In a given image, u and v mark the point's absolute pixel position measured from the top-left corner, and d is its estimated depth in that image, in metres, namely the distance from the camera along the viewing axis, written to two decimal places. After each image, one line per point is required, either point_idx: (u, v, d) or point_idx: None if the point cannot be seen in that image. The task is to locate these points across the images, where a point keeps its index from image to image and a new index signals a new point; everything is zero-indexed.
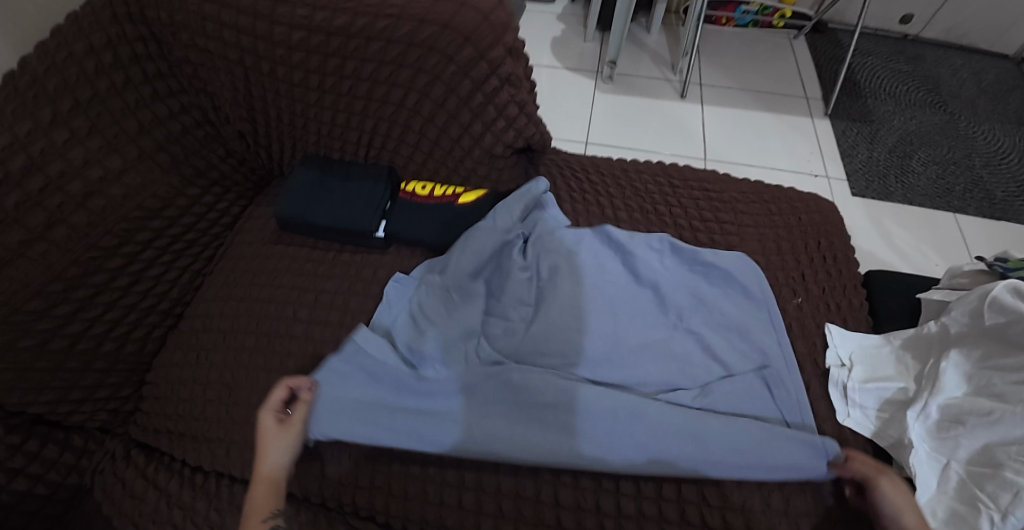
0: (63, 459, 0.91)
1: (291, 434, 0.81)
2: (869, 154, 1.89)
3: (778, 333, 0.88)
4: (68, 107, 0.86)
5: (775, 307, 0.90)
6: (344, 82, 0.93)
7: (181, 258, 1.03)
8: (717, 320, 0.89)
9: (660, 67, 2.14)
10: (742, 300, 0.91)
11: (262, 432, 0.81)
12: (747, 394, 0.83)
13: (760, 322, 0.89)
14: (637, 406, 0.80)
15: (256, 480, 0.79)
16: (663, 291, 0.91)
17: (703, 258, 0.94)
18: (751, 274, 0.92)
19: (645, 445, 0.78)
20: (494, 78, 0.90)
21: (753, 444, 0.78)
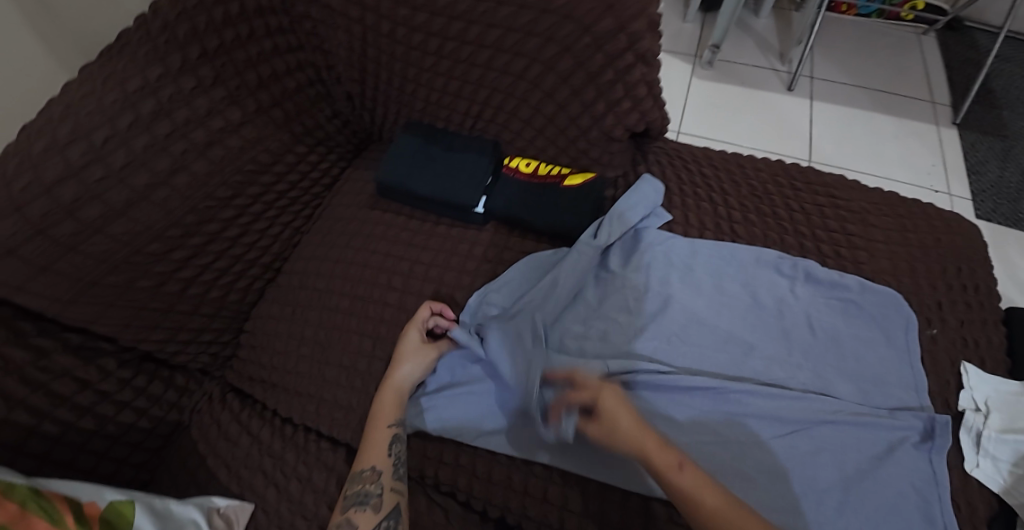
0: (166, 396, 0.95)
1: (424, 352, 0.85)
2: (1000, 173, 1.73)
3: (914, 373, 0.80)
4: (196, 55, 0.87)
5: (915, 346, 0.81)
6: (466, 48, 0.91)
7: (285, 214, 1.04)
8: (850, 361, 0.81)
9: (768, 55, 2.00)
10: (883, 343, 0.82)
11: (400, 346, 0.86)
12: (872, 447, 0.75)
13: (888, 353, 0.81)
14: (749, 443, 0.75)
15: (387, 389, 0.83)
16: (785, 318, 0.85)
17: (844, 293, 0.85)
18: (897, 316, 0.83)
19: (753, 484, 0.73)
20: (629, 54, 0.85)
21: (866, 507, 0.71)
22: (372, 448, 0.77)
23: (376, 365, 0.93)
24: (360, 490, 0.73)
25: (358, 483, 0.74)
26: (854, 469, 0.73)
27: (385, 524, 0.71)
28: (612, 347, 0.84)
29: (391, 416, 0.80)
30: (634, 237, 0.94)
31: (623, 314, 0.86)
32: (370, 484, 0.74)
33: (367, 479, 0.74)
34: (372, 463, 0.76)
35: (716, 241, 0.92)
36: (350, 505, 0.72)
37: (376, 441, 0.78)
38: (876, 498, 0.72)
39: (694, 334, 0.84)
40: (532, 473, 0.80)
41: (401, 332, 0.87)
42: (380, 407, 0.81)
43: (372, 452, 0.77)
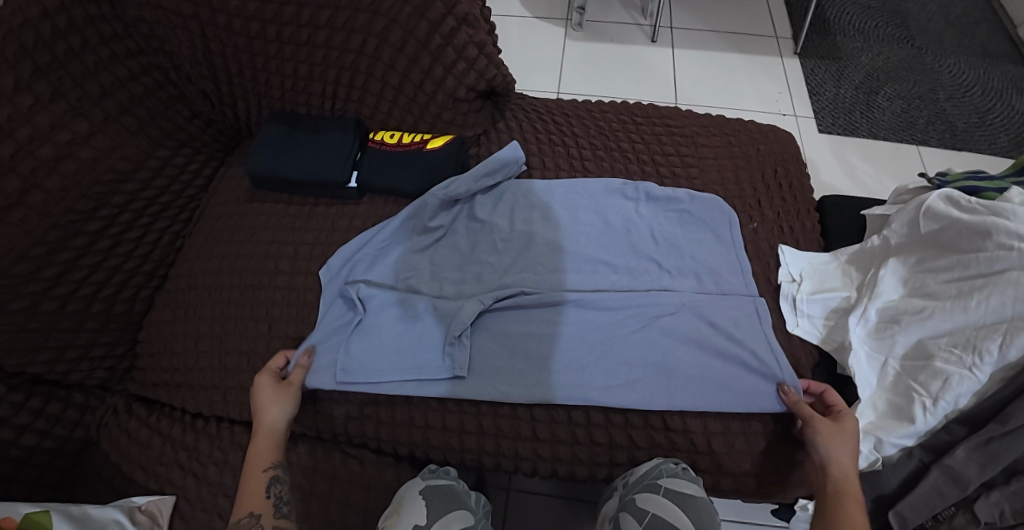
0: (67, 415, 0.96)
1: (290, 390, 0.85)
2: (836, 91, 1.94)
3: (741, 263, 0.94)
4: (29, 72, 0.88)
5: (740, 241, 0.95)
6: (303, 31, 0.96)
7: (159, 220, 1.06)
8: (690, 259, 0.94)
9: (630, 11, 2.13)
10: (713, 241, 0.96)
11: (260, 390, 0.85)
12: (709, 327, 0.88)
13: (719, 250, 0.95)
14: (610, 340, 0.87)
15: (258, 434, 0.82)
16: (633, 235, 0.97)
17: (678, 205, 0.99)
18: (721, 216, 0.98)
19: (613, 374, 0.84)
20: (450, 18, 0.93)
21: (709, 378, 0.84)
22: (249, 494, 0.77)
23: (275, 345, 0.97)
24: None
25: None
26: (697, 347, 0.86)
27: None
28: (487, 283, 0.92)
29: (265, 459, 0.80)
30: (496, 188, 1.02)
31: (491, 255, 0.95)
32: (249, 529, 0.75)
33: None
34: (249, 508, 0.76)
35: (570, 180, 1.02)
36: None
37: (253, 487, 0.78)
38: (717, 367, 0.85)
39: (561, 262, 0.94)
40: (430, 407, 0.87)
41: (257, 379, 0.85)
42: (252, 454, 0.81)
43: (248, 498, 0.77)
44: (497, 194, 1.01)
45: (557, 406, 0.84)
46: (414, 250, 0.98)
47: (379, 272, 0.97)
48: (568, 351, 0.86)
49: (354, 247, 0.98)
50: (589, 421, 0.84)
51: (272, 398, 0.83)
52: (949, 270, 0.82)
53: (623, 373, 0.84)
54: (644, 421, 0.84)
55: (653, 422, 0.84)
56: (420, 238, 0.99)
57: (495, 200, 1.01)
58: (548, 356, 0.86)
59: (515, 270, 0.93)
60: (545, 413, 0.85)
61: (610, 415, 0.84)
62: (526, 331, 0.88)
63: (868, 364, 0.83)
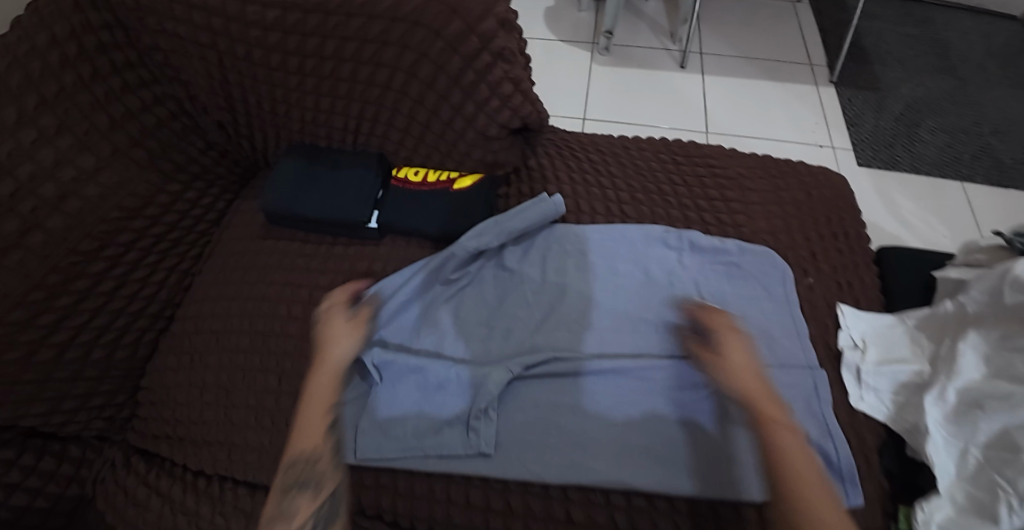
0: (62, 470, 0.90)
1: (359, 330, 0.84)
2: (876, 123, 1.85)
3: (798, 325, 0.85)
4: (33, 104, 0.82)
5: (796, 299, 0.87)
6: (326, 64, 0.89)
7: (168, 258, 0.99)
8: (739, 318, 0.86)
9: (659, 36, 2.07)
10: (765, 300, 0.87)
11: (332, 324, 0.84)
12: None
13: (773, 309, 0.86)
14: (653, 415, 0.79)
15: (321, 368, 0.80)
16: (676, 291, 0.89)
17: (726, 257, 0.91)
18: (773, 271, 0.90)
19: (654, 453, 0.76)
20: (485, 54, 0.86)
21: None
22: (307, 431, 0.76)
23: (284, 400, 0.89)
24: (296, 479, 0.72)
25: (291, 471, 0.73)
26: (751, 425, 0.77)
27: (326, 511, 0.71)
28: (515, 344, 0.86)
29: (327, 399, 0.78)
30: (527, 235, 0.95)
31: (521, 310, 0.88)
32: (305, 473, 0.73)
33: (304, 467, 0.73)
34: (314, 448, 0.74)
35: (610, 226, 0.95)
36: (292, 488, 0.71)
37: (310, 425, 0.76)
38: None
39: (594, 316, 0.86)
40: (452, 480, 0.79)
41: (328, 308, 0.85)
42: (313, 389, 0.78)
43: (306, 435, 0.75)
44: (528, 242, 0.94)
45: (594, 487, 0.76)
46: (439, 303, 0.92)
47: (405, 326, 0.91)
48: (606, 425, 0.79)
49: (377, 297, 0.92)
50: (629, 504, 0.76)
51: (346, 334, 0.83)
52: None
53: (667, 453, 0.76)
54: (690, 507, 0.75)
55: (701, 509, 0.75)
56: (446, 290, 0.93)
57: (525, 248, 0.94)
58: (583, 432, 0.79)
59: (547, 325, 0.86)
60: (577, 492, 0.77)
61: (653, 499, 0.76)
62: (558, 401, 0.81)
63: (944, 450, 0.75)
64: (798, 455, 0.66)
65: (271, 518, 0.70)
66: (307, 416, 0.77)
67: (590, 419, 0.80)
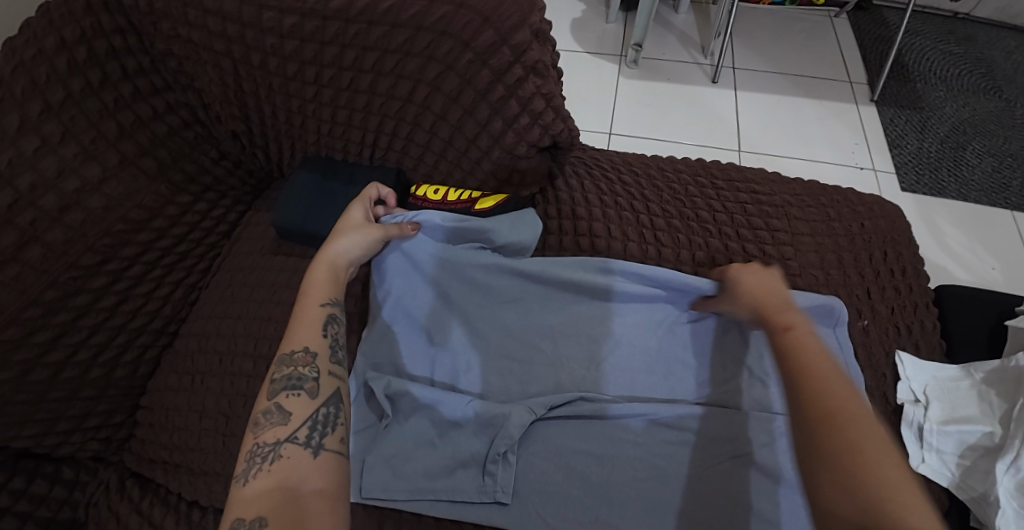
0: (53, 494, 0.84)
1: (370, 230, 0.83)
2: (920, 144, 1.75)
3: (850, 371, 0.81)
4: (37, 111, 0.77)
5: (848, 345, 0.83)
6: (345, 74, 0.84)
7: (175, 272, 0.94)
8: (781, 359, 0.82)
9: (689, 49, 1.99)
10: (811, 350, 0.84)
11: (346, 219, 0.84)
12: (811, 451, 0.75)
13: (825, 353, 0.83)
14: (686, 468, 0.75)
15: (323, 261, 0.78)
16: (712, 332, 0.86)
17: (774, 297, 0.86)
18: (825, 314, 0.85)
19: (686, 510, 0.73)
20: (517, 67, 0.80)
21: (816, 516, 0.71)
22: (303, 328, 0.70)
23: None
24: (292, 373, 0.66)
25: (288, 362, 0.67)
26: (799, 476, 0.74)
27: (324, 411, 0.64)
28: (539, 381, 0.83)
29: (325, 292, 0.74)
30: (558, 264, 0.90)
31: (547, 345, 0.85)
32: (304, 366, 0.67)
33: (297, 362, 0.67)
34: (305, 344, 0.69)
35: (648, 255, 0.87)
36: (280, 390, 0.64)
37: (309, 319, 0.71)
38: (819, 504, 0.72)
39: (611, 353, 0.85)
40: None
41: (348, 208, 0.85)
42: (314, 279, 0.76)
43: (301, 333, 0.70)
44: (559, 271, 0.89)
45: None
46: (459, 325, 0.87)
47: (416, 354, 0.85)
48: (636, 477, 0.75)
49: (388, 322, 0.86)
50: None
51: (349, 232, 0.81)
52: None
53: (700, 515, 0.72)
54: None
55: None
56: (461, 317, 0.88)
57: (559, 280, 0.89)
58: (609, 485, 0.74)
59: (580, 363, 0.84)
60: None
61: None
62: (585, 447, 0.77)
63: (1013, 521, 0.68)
64: (851, 400, 0.57)
65: (250, 451, 0.60)
66: (305, 311, 0.72)
67: (614, 469, 0.75)
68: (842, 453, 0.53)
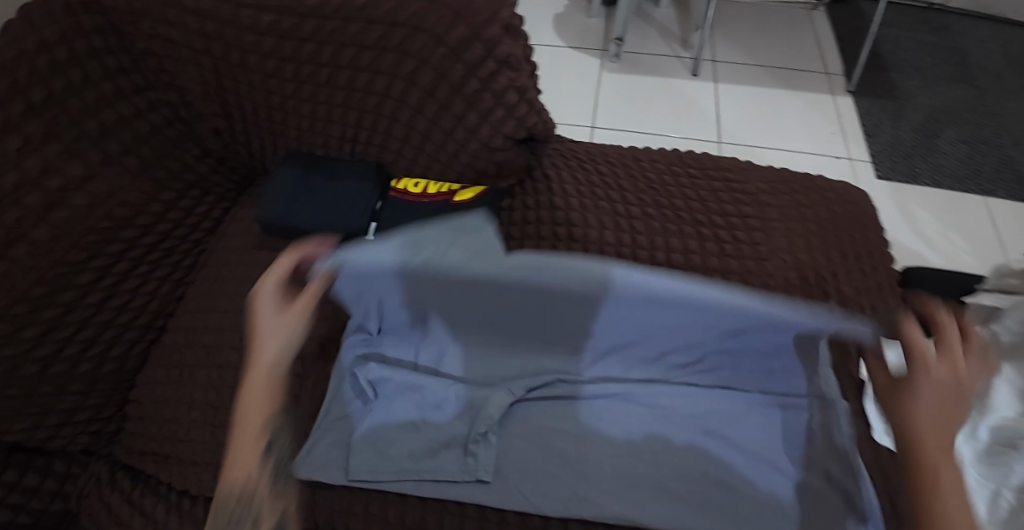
0: (45, 486, 0.86)
1: (296, 310, 0.79)
2: (894, 133, 1.79)
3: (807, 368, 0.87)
4: (20, 111, 0.78)
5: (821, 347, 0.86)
6: (323, 71, 0.86)
7: (161, 268, 0.96)
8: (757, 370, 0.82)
9: (670, 43, 2.02)
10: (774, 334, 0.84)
11: (259, 316, 0.78)
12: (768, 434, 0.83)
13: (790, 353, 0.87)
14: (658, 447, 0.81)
15: (254, 369, 0.73)
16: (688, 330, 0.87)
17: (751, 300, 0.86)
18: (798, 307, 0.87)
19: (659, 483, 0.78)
20: (489, 61, 0.82)
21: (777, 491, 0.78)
22: (238, 458, 0.68)
23: None
24: (228, 513, 0.65)
25: (224, 506, 0.65)
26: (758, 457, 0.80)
27: None
28: (517, 368, 0.90)
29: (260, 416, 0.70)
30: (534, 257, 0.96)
31: None
32: (241, 501, 0.66)
33: (234, 501, 0.66)
34: (246, 475, 0.67)
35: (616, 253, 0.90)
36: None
37: (242, 446, 0.69)
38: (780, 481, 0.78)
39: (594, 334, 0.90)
40: (447, 510, 0.76)
41: (259, 287, 0.81)
42: (247, 392, 0.71)
43: (237, 461, 0.68)
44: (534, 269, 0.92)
45: (598, 523, 0.75)
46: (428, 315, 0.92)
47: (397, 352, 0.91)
48: (612, 457, 0.80)
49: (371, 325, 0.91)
50: None
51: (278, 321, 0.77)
52: None
53: (677, 487, 0.77)
54: None
55: None
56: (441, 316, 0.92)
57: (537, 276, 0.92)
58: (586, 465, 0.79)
59: (552, 348, 0.91)
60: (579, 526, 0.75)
61: None
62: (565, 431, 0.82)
63: (975, 492, 0.73)
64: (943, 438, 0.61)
65: None
66: (240, 439, 0.69)
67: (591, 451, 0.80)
68: (922, 492, 0.59)
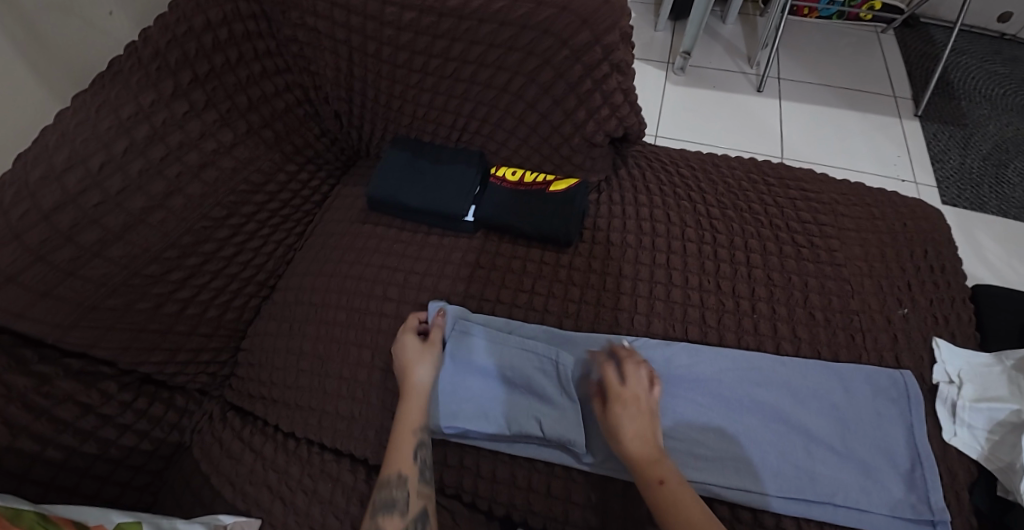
0: (167, 417, 0.95)
1: (432, 352, 0.90)
2: (962, 160, 1.80)
3: (875, 401, 0.86)
4: (187, 80, 0.89)
5: (875, 374, 0.88)
6: (450, 64, 0.94)
7: (278, 232, 1.06)
8: (816, 415, 0.85)
9: (736, 59, 2.07)
10: (838, 387, 0.87)
11: (405, 347, 0.90)
12: (841, 466, 0.82)
13: (850, 381, 0.88)
14: (728, 459, 0.83)
15: (410, 393, 0.85)
16: (755, 366, 0.89)
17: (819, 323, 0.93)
18: (869, 323, 0.93)
19: (731, 477, 0.81)
20: (605, 64, 0.90)
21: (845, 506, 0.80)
22: (397, 456, 0.80)
23: (375, 375, 0.94)
24: (386, 498, 0.76)
25: (384, 490, 0.77)
26: (826, 475, 0.81)
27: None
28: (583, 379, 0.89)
29: (417, 419, 0.83)
30: (615, 250, 1.01)
31: (608, 311, 0.95)
32: (395, 491, 0.77)
33: (394, 484, 0.77)
34: (398, 470, 0.78)
35: (700, 254, 0.99)
36: (376, 512, 0.75)
37: (402, 450, 0.81)
38: (850, 491, 0.80)
39: (668, 384, 0.88)
40: (535, 468, 0.86)
41: (402, 339, 0.90)
42: (404, 412, 0.84)
43: (397, 460, 0.79)
44: (614, 272, 0.99)
45: None
46: (495, 322, 0.94)
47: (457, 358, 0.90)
48: (685, 456, 0.83)
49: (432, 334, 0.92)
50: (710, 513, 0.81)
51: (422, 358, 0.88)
52: None
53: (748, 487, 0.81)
54: (752, 520, 0.81)
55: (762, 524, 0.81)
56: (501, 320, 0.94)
57: (616, 271, 0.99)
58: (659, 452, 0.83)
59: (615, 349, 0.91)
60: None
61: (735, 509, 0.81)
62: None
63: None
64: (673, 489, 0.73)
65: None
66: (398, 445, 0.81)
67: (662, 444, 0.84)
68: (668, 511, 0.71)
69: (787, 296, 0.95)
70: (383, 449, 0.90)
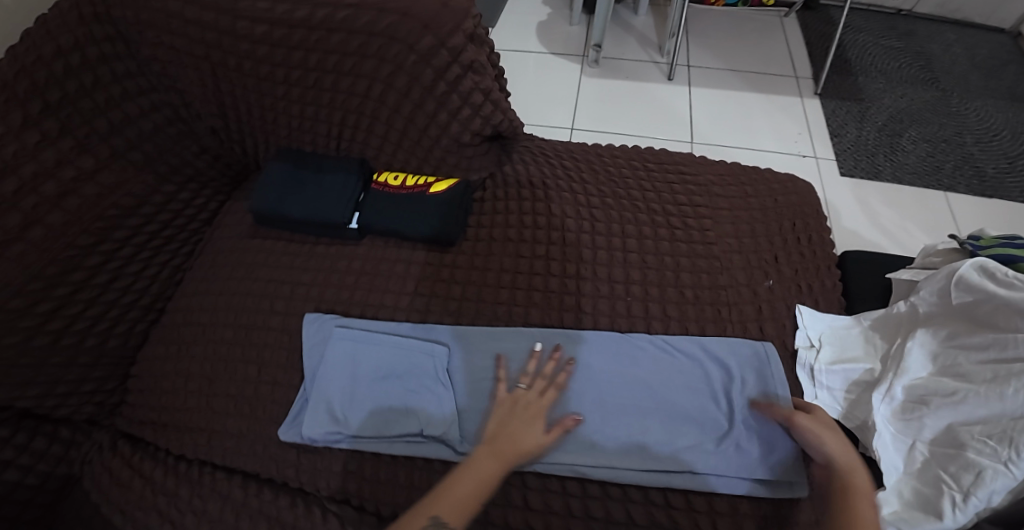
0: (51, 451, 0.93)
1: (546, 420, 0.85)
2: (859, 133, 1.88)
3: (735, 367, 0.90)
4: (37, 110, 0.88)
5: (736, 344, 0.93)
6: (310, 75, 0.96)
7: (161, 254, 1.05)
8: (679, 386, 0.90)
9: (647, 49, 2.12)
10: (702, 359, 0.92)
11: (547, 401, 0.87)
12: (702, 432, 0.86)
13: (711, 352, 0.92)
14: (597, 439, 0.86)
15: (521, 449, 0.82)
16: (622, 345, 0.93)
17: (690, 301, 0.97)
18: (738, 297, 0.98)
19: (598, 455, 0.85)
20: (456, 66, 0.92)
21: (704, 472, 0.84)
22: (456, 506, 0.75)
23: (262, 389, 0.94)
24: None
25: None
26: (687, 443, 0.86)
27: None
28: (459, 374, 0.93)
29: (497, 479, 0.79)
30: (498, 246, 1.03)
31: (489, 306, 0.98)
32: None
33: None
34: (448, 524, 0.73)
35: (579, 243, 1.02)
36: None
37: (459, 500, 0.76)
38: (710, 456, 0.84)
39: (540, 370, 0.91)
40: (417, 466, 0.88)
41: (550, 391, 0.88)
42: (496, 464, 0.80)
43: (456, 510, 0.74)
44: (497, 268, 1.01)
45: (550, 474, 0.85)
46: (375, 325, 0.97)
47: (334, 364, 0.93)
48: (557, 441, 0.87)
49: (313, 343, 0.95)
50: (584, 492, 0.85)
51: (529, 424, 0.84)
52: (985, 351, 0.81)
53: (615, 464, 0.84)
54: (623, 493, 0.85)
55: (631, 497, 0.84)
56: (381, 323, 0.97)
57: (499, 268, 1.00)
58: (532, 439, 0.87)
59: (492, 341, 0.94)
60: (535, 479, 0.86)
61: (607, 486, 0.85)
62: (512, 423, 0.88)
63: (895, 446, 0.82)
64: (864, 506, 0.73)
65: None
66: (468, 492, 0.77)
67: None
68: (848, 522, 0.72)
69: (660, 277, 0.99)
70: (271, 461, 0.91)
